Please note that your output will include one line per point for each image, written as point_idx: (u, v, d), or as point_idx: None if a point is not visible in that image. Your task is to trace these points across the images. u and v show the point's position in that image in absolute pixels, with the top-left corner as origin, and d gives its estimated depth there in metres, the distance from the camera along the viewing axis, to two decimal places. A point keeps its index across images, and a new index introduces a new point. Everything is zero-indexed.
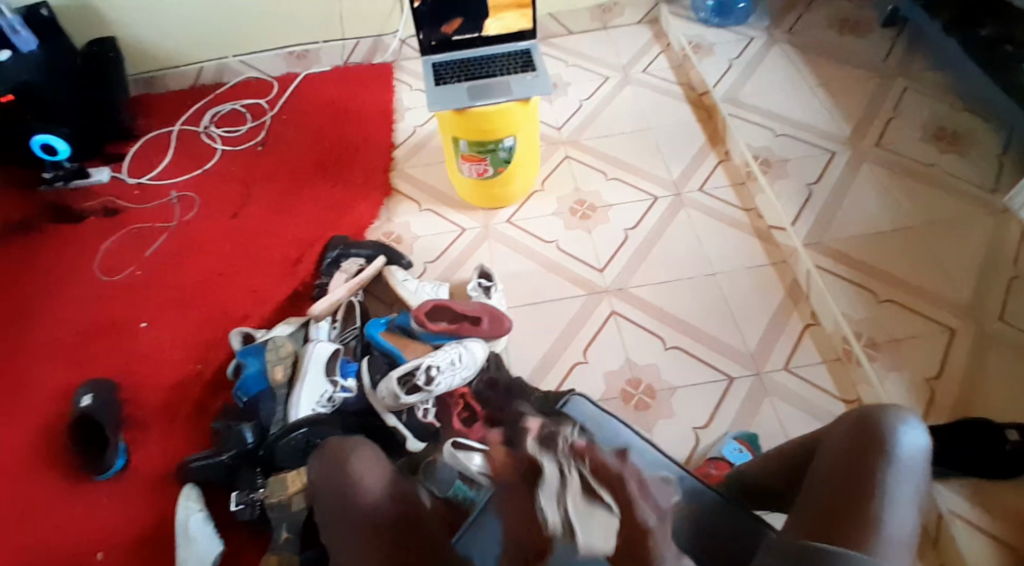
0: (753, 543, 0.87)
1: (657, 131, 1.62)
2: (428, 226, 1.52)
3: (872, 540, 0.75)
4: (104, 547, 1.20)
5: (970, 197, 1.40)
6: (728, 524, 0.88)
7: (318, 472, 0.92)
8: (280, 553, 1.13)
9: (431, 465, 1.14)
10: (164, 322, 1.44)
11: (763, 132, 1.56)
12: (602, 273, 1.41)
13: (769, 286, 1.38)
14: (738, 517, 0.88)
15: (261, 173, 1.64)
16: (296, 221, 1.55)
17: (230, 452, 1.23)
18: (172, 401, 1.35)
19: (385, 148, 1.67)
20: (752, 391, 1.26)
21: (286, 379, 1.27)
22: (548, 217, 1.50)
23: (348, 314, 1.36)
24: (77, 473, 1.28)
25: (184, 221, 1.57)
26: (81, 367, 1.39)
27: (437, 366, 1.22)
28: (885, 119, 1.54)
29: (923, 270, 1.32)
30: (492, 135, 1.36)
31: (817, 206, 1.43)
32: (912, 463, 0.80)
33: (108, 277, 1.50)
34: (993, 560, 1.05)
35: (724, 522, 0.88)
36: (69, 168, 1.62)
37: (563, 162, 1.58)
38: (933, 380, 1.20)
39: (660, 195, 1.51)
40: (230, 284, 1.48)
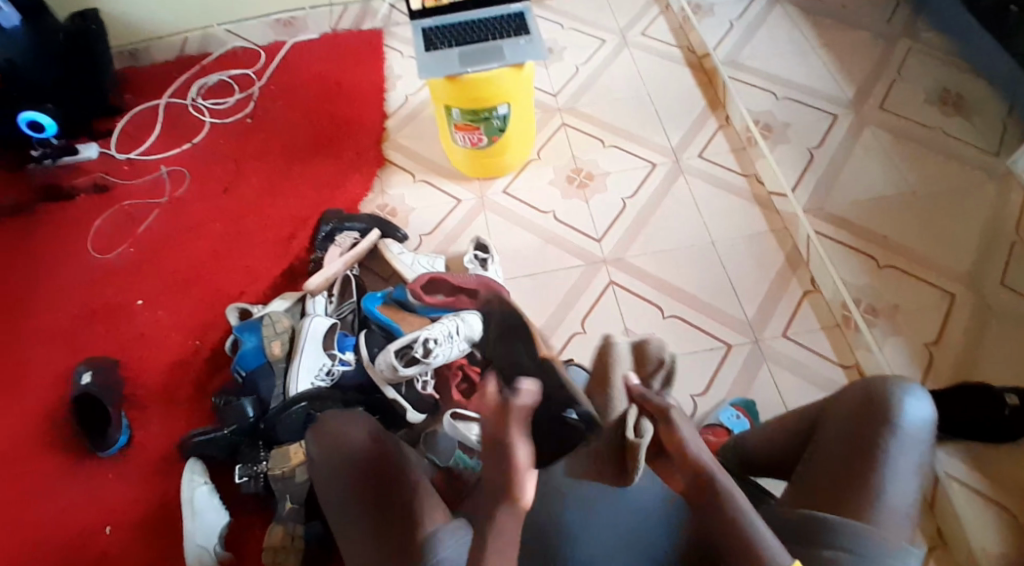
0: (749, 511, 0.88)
1: (655, 94, 1.58)
2: (423, 198, 1.50)
3: (873, 509, 0.76)
4: (111, 522, 1.23)
5: (973, 161, 1.38)
6: None
7: (312, 443, 0.92)
8: (286, 524, 1.16)
9: (432, 436, 1.20)
10: (160, 299, 1.44)
11: (764, 96, 1.53)
12: (600, 243, 1.39)
13: (768, 256, 1.35)
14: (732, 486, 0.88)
15: (251, 146, 1.62)
16: (287, 195, 1.54)
17: (231, 427, 1.24)
18: (172, 377, 1.36)
19: (377, 119, 1.64)
20: (749, 358, 1.25)
21: (284, 354, 1.28)
22: (545, 187, 1.48)
23: (345, 288, 1.36)
24: (80, 450, 1.30)
25: (175, 196, 1.56)
26: (81, 345, 1.40)
27: (435, 338, 1.22)
28: (888, 81, 1.51)
29: (925, 234, 1.31)
30: (485, 103, 1.33)
31: (819, 168, 1.42)
32: (916, 438, 0.80)
33: (102, 255, 1.50)
34: (989, 522, 1.06)
35: None
36: (55, 145, 1.59)
37: (559, 130, 1.55)
38: (933, 345, 1.21)
39: (658, 161, 1.48)
40: (223, 261, 1.47)
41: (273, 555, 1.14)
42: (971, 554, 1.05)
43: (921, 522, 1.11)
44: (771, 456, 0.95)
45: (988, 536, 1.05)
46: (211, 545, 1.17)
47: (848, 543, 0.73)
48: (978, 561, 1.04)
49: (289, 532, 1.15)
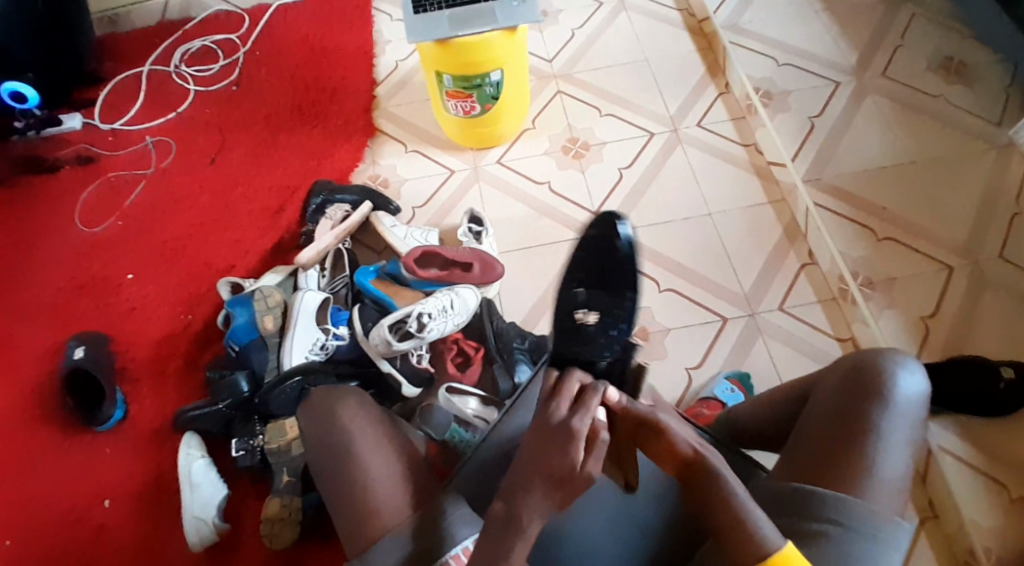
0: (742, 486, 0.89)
1: (652, 61, 1.54)
2: (415, 169, 1.48)
3: (863, 482, 0.76)
4: (108, 498, 1.24)
5: (975, 130, 1.35)
6: None
7: (306, 421, 0.92)
8: (283, 496, 1.17)
9: (426, 409, 1.16)
10: (150, 274, 1.42)
11: (765, 62, 1.49)
12: (595, 216, 1.38)
13: (765, 226, 1.34)
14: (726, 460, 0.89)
15: (237, 115, 1.58)
16: (275, 166, 1.51)
17: (225, 402, 1.23)
18: (164, 352, 1.35)
19: (367, 87, 1.60)
20: (745, 331, 1.25)
21: (277, 329, 1.27)
22: (540, 157, 1.45)
23: (337, 262, 1.34)
24: (74, 427, 1.30)
25: (161, 168, 1.53)
26: (70, 321, 1.38)
27: (429, 313, 1.21)
28: (892, 46, 1.47)
29: (924, 205, 1.29)
30: (477, 69, 1.30)
31: (819, 137, 1.39)
32: (907, 409, 0.80)
33: (89, 229, 1.47)
34: (980, 495, 1.07)
35: None
36: (38, 116, 1.56)
37: (554, 97, 1.51)
38: (928, 318, 1.20)
39: (656, 131, 1.45)
40: (213, 234, 1.45)
41: (270, 527, 1.16)
42: (962, 527, 1.06)
43: (913, 494, 1.13)
44: (765, 430, 0.95)
45: (978, 508, 1.07)
46: (208, 517, 1.18)
47: (839, 516, 0.74)
48: (968, 534, 1.05)
49: (286, 504, 1.16)
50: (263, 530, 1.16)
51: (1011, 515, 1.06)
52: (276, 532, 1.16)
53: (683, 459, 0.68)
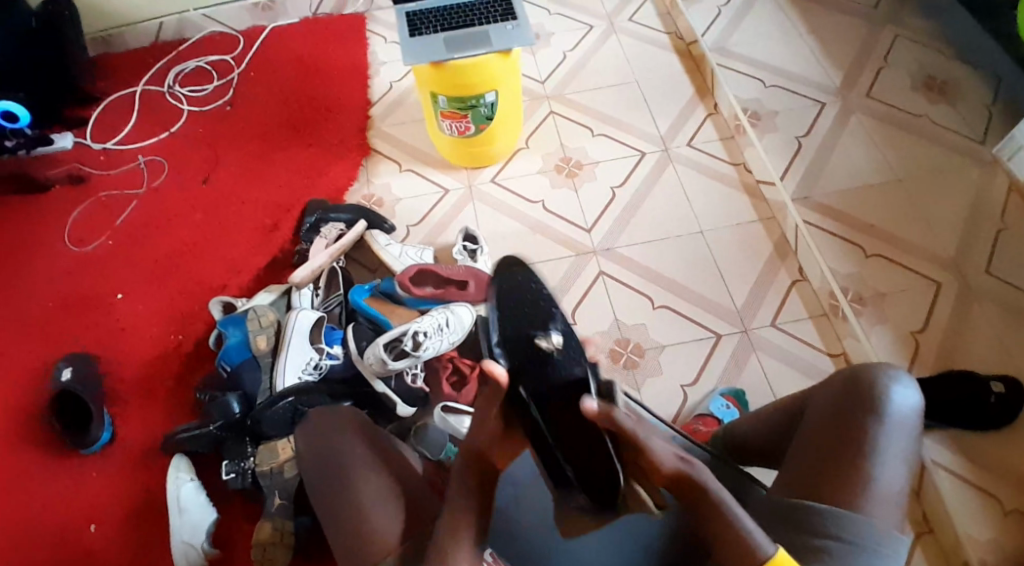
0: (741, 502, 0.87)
1: (643, 82, 1.57)
2: (409, 188, 1.49)
3: (863, 496, 0.76)
4: (96, 521, 1.21)
5: (958, 148, 1.38)
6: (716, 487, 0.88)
7: (304, 443, 0.91)
8: (275, 520, 1.15)
9: (421, 430, 1.20)
10: (141, 293, 1.41)
11: (754, 83, 1.52)
12: (589, 233, 1.39)
13: (756, 244, 1.36)
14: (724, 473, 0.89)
15: (230, 135, 1.59)
16: (268, 186, 1.51)
17: (217, 423, 1.21)
18: (155, 372, 1.33)
19: (360, 107, 1.61)
20: (739, 347, 1.26)
21: (269, 348, 1.25)
22: (534, 176, 1.47)
23: (331, 281, 1.35)
24: (63, 449, 1.27)
25: (152, 187, 1.53)
26: (58, 341, 1.37)
27: (424, 331, 1.20)
28: (876, 68, 1.51)
29: (911, 221, 1.32)
30: (472, 90, 1.31)
31: (808, 156, 1.42)
32: (904, 423, 0.80)
33: (78, 248, 1.46)
34: (974, 507, 1.09)
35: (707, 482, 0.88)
36: (28, 135, 1.54)
37: (547, 118, 1.53)
38: (918, 333, 1.22)
39: (647, 150, 1.48)
40: (206, 253, 1.44)
41: (261, 552, 1.13)
42: (958, 539, 1.07)
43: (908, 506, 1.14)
44: (765, 448, 0.96)
45: (971, 520, 1.08)
46: (197, 542, 1.16)
47: (839, 530, 0.74)
48: (964, 546, 1.06)
49: (278, 528, 1.14)
50: (255, 556, 1.13)
51: (1004, 526, 1.07)
52: (268, 557, 1.13)
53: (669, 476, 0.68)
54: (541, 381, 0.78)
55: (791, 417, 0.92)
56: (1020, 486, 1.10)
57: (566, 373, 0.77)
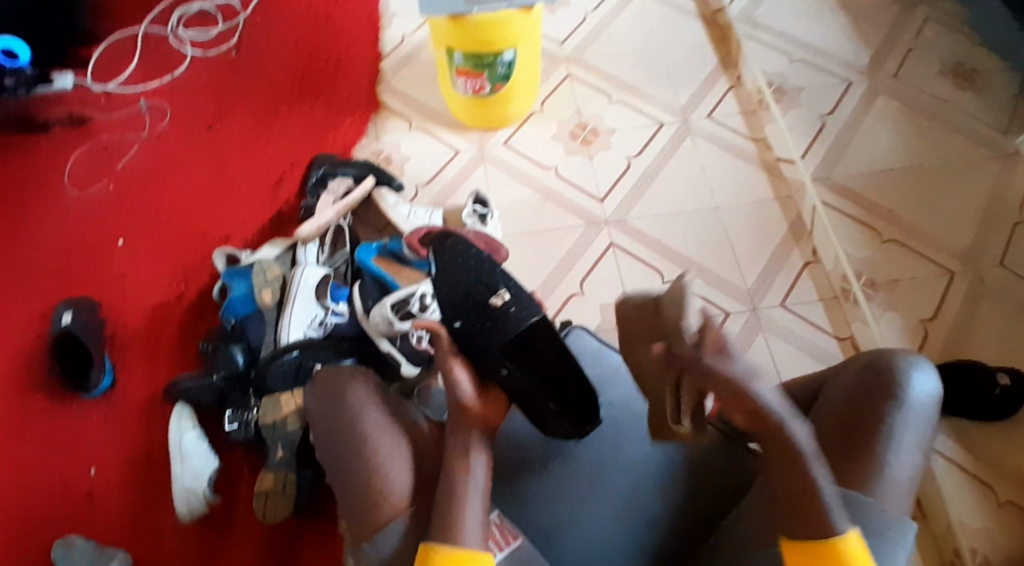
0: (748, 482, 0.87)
1: (665, 50, 1.53)
2: (419, 147, 1.45)
3: (874, 482, 0.76)
4: (93, 468, 1.21)
5: (981, 137, 1.36)
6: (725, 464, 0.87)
7: (314, 401, 0.90)
8: (277, 472, 1.14)
9: (425, 390, 1.16)
10: (142, 240, 1.38)
11: (778, 57, 1.49)
12: (601, 204, 1.36)
13: (770, 222, 1.34)
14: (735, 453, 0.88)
15: (236, 81, 1.54)
16: (275, 137, 1.47)
17: (220, 373, 1.21)
18: (156, 322, 1.32)
19: (371, 60, 1.56)
20: (747, 325, 1.25)
21: (274, 302, 1.23)
22: (547, 141, 1.44)
23: (337, 237, 1.33)
24: (61, 394, 1.26)
25: (155, 132, 1.49)
26: (57, 285, 1.34)
27: (432, 294, 1.21)
28: (905, 49, 1.47)
29: (929, 208, 1.31)
30: (490, 47, 1.27)
31: (830, 136, 1.39)
32: (919, 412, 0.80)
33: (79, 192, 1.43)
34: (971, 497, 1.10)
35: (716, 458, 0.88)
36: (29, 74, 1.50)
37: (564, 81, 1.49)
38: (928, 321, 1.21)
39: (666, 120, 1.44)
40: (209, 202, 1.41)
41: (263, 500, 1.14)
42: (951, 528, 1.08)
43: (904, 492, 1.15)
44: None
45: (966, 509, 1.09)
46: (199, 489, 1.15)
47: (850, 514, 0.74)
48: (957, 534, 1.07)
49: (280, 478, 1.14)
50: (256, 505, 1.14)
51: (998, 517, 1.08)
52: (270, 506, 1.14)
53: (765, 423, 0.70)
54: (497, 337, 0.85)
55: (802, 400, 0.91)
56: (1017, 478, 1.11)
57: (522, 321, 0.86)
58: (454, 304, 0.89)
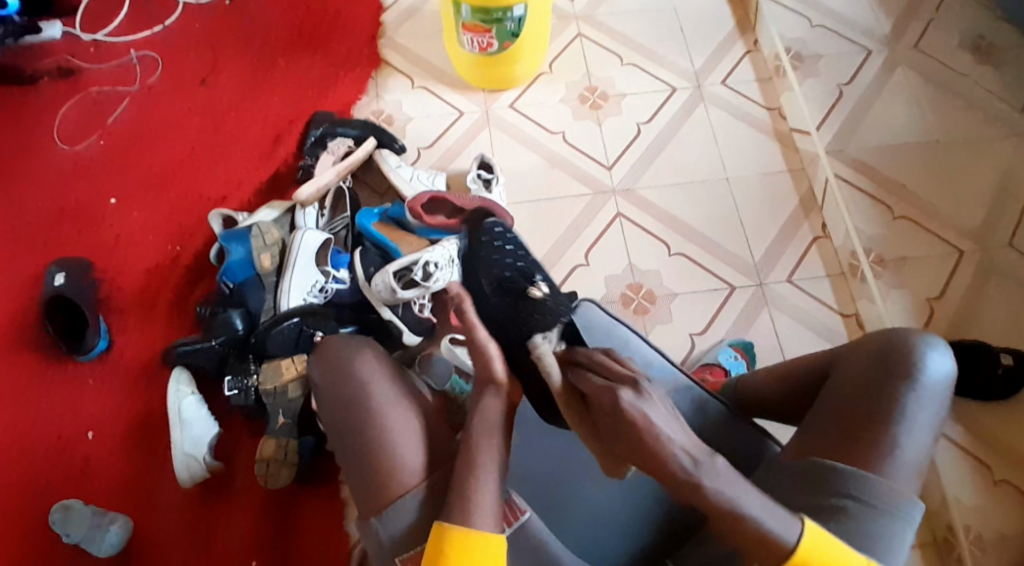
0: (756, 457, 0.90)
1: (680, 11, 1.48)
2: (422, 107, 1.40)
3: (885, 462, 0.76)
4: (93, 432, 1.20)
5: (998, 114, 1.33)
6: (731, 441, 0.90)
7: (320, 373, 0.88)
8: (279, 437, 1.15)
9: (426, 358, 1.15)
10: (135, 199, 1.34)
11: (797, 22, 1.44)
12: (609, 172, 1.33)
13: (780, 196, 1.32)
14: (739, 433, 0.90)
15: (230, 32, 1.47)
16: (272, 92, 1.42)
17: (218, 338, 1.19)
18: (152, 284, 1.29)
19: (373, 12, 1.50)
20: (752, 300, 1.24)
21: (274, 267, 1.21)
22: (555, 105, 1.39)
23: (337, 200, 1.27)
24: (57, 358, 1.24)
25: (147, 85, 1.43)
26: (50, 244, 1.31)
27: (436, 262, 1.17)
28: (927, 17, 1.42)
29: (942, 184, 1.28)
30: (500, 1, 1.21)
31: (846, 107, 1.36)
32: (932, 391, 0.79)
33: (69, 147, 1.38)
34: (967, 477, 1.11)
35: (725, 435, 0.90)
36: (17, 23, 1.41)
37: (573, 41, 1.44)
38: (934, 300, 1.21)
39: (678, 86, 1.40)
40: (204, 160, 1.37)
41: (264, 467, 1.15)
42: (946, 505, 1.10)
43: None
44: (779, 407, 0.95)
45: (961, 488, 1.10)
46: (199, 455, 1.15)
47: (861, 493, 0.75)
48: (951, 512, 1.09)
49: (282, 445, 1.15)
50: (259, 471, 1.15)
51: (994, 496, 1.10)
52: (271, 473, 1.15)
53: (665, 474, 0.63)
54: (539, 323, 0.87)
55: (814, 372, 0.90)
56: (1015, 459, 1.12)
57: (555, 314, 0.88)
58: (495, 286, 0.92)
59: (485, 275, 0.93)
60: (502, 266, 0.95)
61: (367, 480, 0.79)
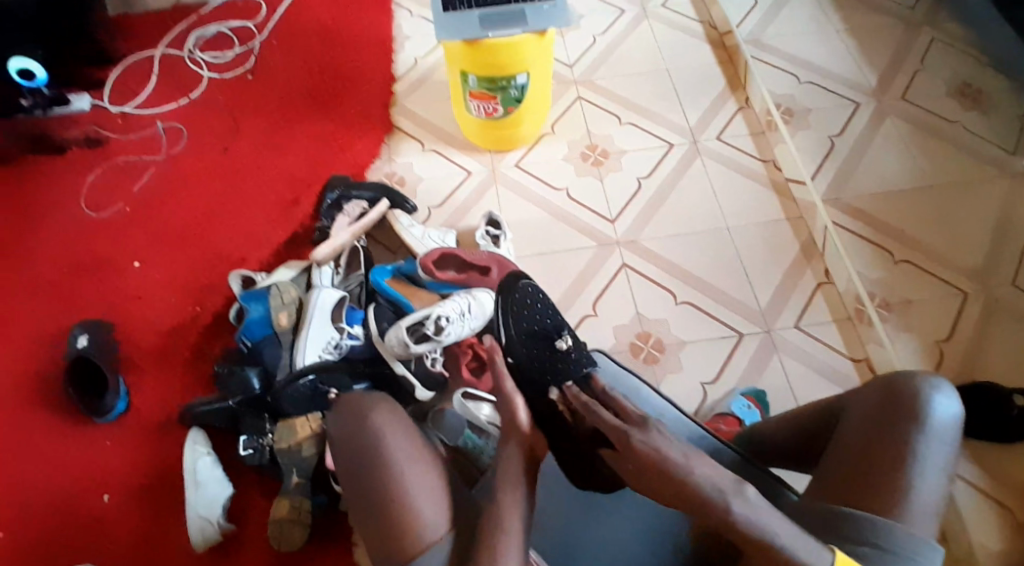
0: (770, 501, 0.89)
1: (676, 73, 1.55)
2: (432, 168, 1.47)
3: (900, 506, 0.76)
4: (108, 491, 1.21)
5: (990, 157, 1.38)
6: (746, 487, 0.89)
7: (336, 427, 0.88)
8: (292, 498, 1.14)
9: (439, 415, 1.11)
10: (157, 262, 1.39)
11: (786, 78, 1.52)
12: (613, 225, 1.38)
13: (781, 243, 1.36)
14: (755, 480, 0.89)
15: (251, 102, 1.56)
16: (289, 160, 1.49)
17: (236, 398, 1.20)
18: (171, 344, 1.32)
19: (384, 82, 1.58)
20: (761, 347, 1.26)
21: (291, 325, 1.23)
22: (559, 162, 1.45)
23: (352, 259, 1.32)
24: (75, 417, 1.26)
25: (171, 154, 1.50)
26: (74, 307, 1.35)
27: (447, 316, 1.18)
28: (911, 70, 1.49)
29: (938, 228, 1.32)
30: (503, 71, 1.28)
31: (838, 157, 1.42)
32: (942, 433, 0.79)
33: (95, 213, 1.44)
34: (988, 519, 1.09)
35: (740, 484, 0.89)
36: (46, 95, 1.51)
37: (574, 103, 1.52)
38: (943, 341, 1.22)
39: (676, 141, 1.47)
40: (224, 225, 1.42)
41: (279, 527, 1.13)
42: (967, 547, 1.08)
43: None
44: (790, 449, 0.96)
45: (984, 530, 1.09)
46: (213, 517, 1.14)
47: (877, 539, 0.74)
48: (975, 557, 1.07)
49: (296, 505, 1.13)
50: (271, 531, 1.13)
51: (1017, 538, 1.08)
52: (285, 534, 1.13)
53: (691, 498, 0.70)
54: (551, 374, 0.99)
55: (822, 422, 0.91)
56: None
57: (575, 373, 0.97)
58: (524, 335, 1.05)
59: (514, 324, 1.07)
60: (531, 315, 1.07)
61: (384, 532, 0.80)
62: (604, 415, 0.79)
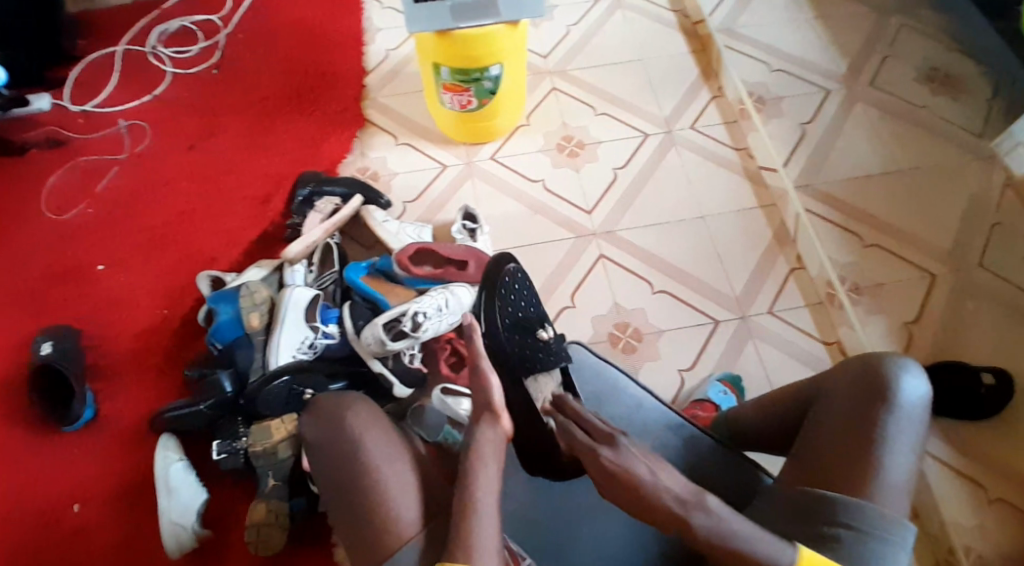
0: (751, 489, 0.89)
1: (649, 62, 1.55)
2: (405, 162, 1.45)
3: (873, 487, 0.77)
4: (79, 501, 1.17)
5: (958, 141, 1.40)
6: (728, 480, 0.89)
7: (313, 432, 0.86)
8: (269, 501, 1.12)
9: (419, 410, 1.12)
10: (123, 264, 1.36)
11: (759, 66, 1.53)
12: (590, 215, 1.37)
13: (755, 231, 1.36)
14: (740, 472, 0.89)
15: (217, 98, 1.52)
16: (258, 157, 1.46)
17: (207, 402, 1.16)
18: (140, 349, 1.29)
19: (355, 76, 1.55)
20: (737, 333, 1.27)
21: (263, 326, 1.20)
22: (534, 154, 1.44)
23: (325, 256, 1.29)
24: (43, 426, 1.23)
25: (134, 152, 1.46)
26: (37, 313, 1.31)
27: (424, 312, 1.16)
28: (880, 56, 1.51)
29: (908, 213, 1.34)
30: (477, 62, 1.27)
31: (810, 144, 1.43)
32: (911, 415, 0.80)
33: (57, 216, 1.40)
34: (959, 495, 1.12)
35: (722, 478, 0.89)
36: (3, 95, 1.45)
37: (549, 94, 1.51)
38: (912, 323, 1.24)
39: (650, 131, 1.46)
40: (192, 224, 1.39)
41: (256, 533, 1.11)
42: (941, 523, 1.10)
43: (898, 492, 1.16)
44: (767, 434, 0.96)
45: (957, 508, 1.11)
46: (188, 523, 1.11)
47: (851, 520, 0.75)
48: (949, 535, 1.09)
49: (273, 508, 1.11)
50: (249, 537, 1.11)
51: (988, 515, 1.10)
52: (262, 538, 1.10)
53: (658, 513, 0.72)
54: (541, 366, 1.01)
55: (798, 410, 0.92)
56: (1006, 477, 1.13)
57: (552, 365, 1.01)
58: (506, 320, 1.05)
59: (500, 312, 1.05)
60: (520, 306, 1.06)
61: (365, 533, 0.79)
62: (579, 436, 0.80)
